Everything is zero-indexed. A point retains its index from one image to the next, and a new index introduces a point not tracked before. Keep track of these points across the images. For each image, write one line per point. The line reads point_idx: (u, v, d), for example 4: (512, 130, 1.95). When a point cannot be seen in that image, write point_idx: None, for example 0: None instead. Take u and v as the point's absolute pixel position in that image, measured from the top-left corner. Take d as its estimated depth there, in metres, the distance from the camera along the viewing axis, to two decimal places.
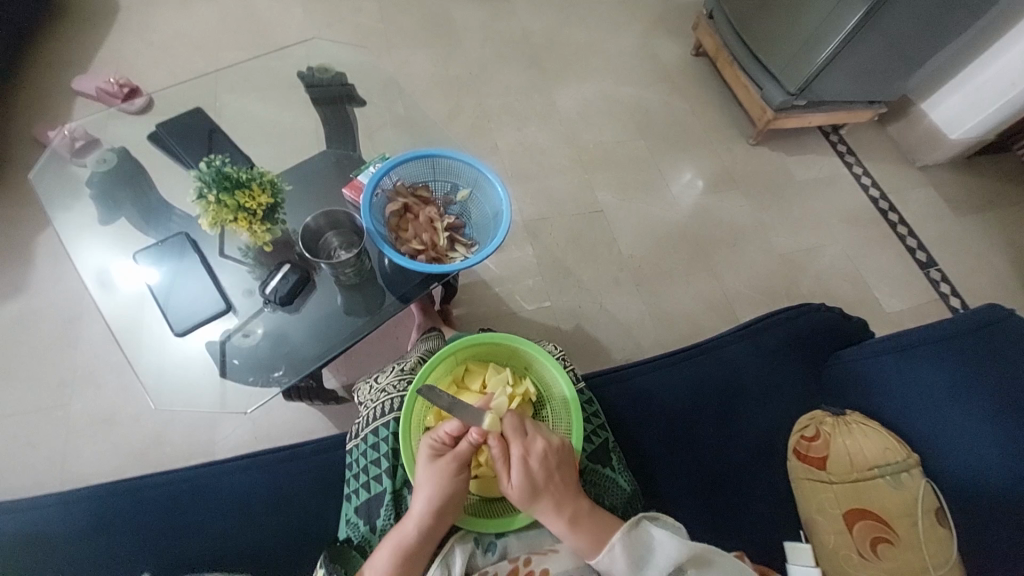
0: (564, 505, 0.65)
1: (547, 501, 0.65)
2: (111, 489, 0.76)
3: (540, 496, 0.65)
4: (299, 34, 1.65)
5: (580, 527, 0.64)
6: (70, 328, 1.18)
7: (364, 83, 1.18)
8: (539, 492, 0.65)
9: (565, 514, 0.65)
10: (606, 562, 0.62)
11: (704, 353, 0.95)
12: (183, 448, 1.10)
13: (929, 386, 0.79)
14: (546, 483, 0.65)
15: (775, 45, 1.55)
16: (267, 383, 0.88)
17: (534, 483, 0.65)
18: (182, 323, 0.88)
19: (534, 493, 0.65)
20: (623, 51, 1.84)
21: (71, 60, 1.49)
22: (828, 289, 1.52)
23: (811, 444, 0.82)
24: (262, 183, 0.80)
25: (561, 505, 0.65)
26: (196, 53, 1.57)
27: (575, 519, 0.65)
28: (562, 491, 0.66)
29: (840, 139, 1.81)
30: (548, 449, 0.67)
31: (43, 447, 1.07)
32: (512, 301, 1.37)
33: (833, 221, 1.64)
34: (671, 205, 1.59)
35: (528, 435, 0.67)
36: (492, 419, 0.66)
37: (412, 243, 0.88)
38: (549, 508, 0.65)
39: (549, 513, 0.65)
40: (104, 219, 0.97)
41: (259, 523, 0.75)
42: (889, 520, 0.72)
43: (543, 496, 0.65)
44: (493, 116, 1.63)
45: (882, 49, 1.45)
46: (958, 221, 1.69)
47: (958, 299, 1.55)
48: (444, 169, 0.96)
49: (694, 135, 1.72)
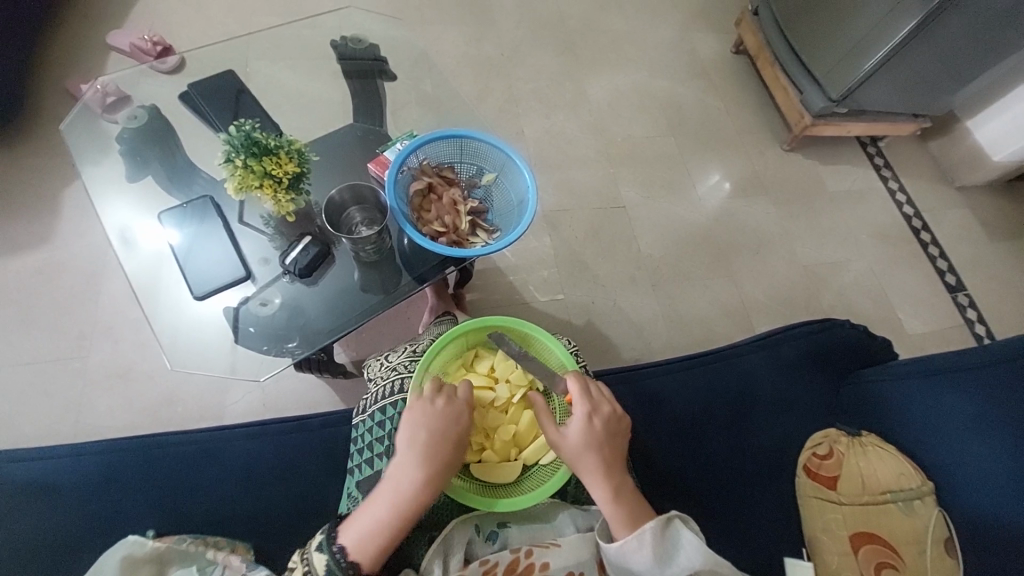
0: (613, 474, 0.65)
1: (599, 464, 0.65)
2: (128, 443, 0.78)
3: (594, 454, 0.65)
4: (333, 3, 1.63)
5: (621, 499, 0.64)
6: (92, 282, 1.20)
7: (395, 57, 1.16)
8: (593, 453, 0.65)
9: (612, 482, 0.64)
10: (632, 545, 0.61)
11: (719, 360, 0.94)
12: (194, 409, 1.12)
13: (952, 416, 0.77)
14: (602, 446, 0.66)
15: (821, 48, 1.49)
16: (280, 353, 0.88)
17: (592, 441, 0.65)
18: (201, 286, 0.89)
19: (588, 452, 0.65)
20: (660, 43, 1.79)
21: (107, 15, 1.50)
22: (850, 305, 1.48)
23: (823, 462, 0.82)
24: (289, 152, 0.79)
25: (611, 471, 0.65)
26: (229, 15, 1.56)
27: (619, 490, 0.64)
28: (613, 460, 0.66)
29: (878, 151, 1.75)
30: (611, 416, 0.68)
31: (59, 395, 1.10)
32: (525, 290, 1.36)
33: (862, 236, 1.59)
34: (695, 206, 1.55)
35: (592, 398, 0.69)
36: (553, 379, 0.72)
37: (433, 224, 0.87)
38: (597, 472, 0.65)
39: (595, 477, 0.64)
40: (130, 176, 0.97)
41: (263, 489, 0.77)
42: (896, 546, 0.72)
43: (596, 458, 0.65)
44: (522, 101, 1.60)
45: (934, 60, 1.38)
46: (993, 246, 1.63)
47: (984, 327, 1.50)
48: (471, 151, 0.94)
49: (725, 136, 1.68)
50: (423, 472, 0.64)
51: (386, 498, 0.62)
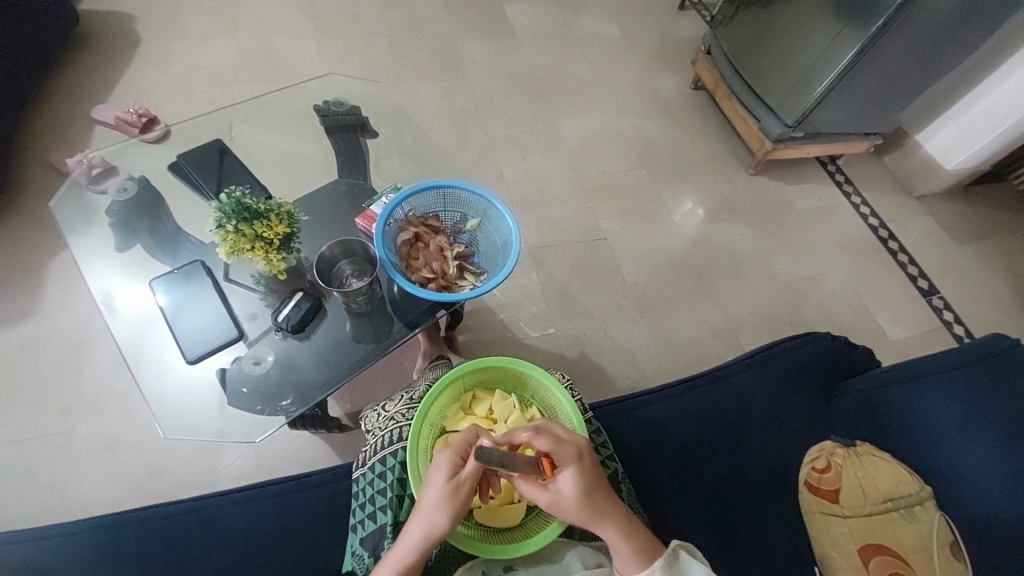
0: (617, 508, 0.64)
1: (604, 504, 0.63)
2: (117, 518, 0.76)
3: (597, 495, 0.63)
4: (312, 68, 1.71)
5: (630, 533, 0.63)
6: (78, 352, 1.19)
7: (375, 114, 1.22)
8: (595, 493, 0.63)
9: (619, 516, 0.63)
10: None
11: (711, 382, 0.95)
12: (184, 477, 1.09)
13: (941, 418, 0.79)
14: (601, 483, 0.64)
15: (773, 80, 1.60)
16: (274, 412, 0.87)
17: (591, 480, 0.63)
18: (194, 349, 0.89)
19: (591, 495, 0.63)
20: (625, 84, 1.91)
21: (92, 91, 1.55)
22: (831, 317, 1.53)
23: (823, 476, 0.83)
24: (279, 214, 0.82)
25: (614, 505, 0.64)
26: (213, 85, 1.63)
27: (625, 524, 0.63)
28: (613, 493, 0.65)
29: (837, 168, 1.85)
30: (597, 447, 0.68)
31: (43, 474, 1.06)
32: (516, 327, 1.37)
33: (834, 250, 1.66)
34: (673, 233, 1.61)
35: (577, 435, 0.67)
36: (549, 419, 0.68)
37: (422, 271, 0.89)
38: (604, 511, 0.63)
39: (603, 517, 0.62)
40: (120, 246, 0.99)
41: (261, 556, 0.74)
42: (905, 554, 0.72)
43: (600, 497, 0.63)
44: (498, 146, 1.67)
45: (876, 84, 1.50)
46: (957, 249, 1.71)
47: (962, 327, 1.55)
48: (454, 199, 0.98)
49: (694, 165, 1.77)
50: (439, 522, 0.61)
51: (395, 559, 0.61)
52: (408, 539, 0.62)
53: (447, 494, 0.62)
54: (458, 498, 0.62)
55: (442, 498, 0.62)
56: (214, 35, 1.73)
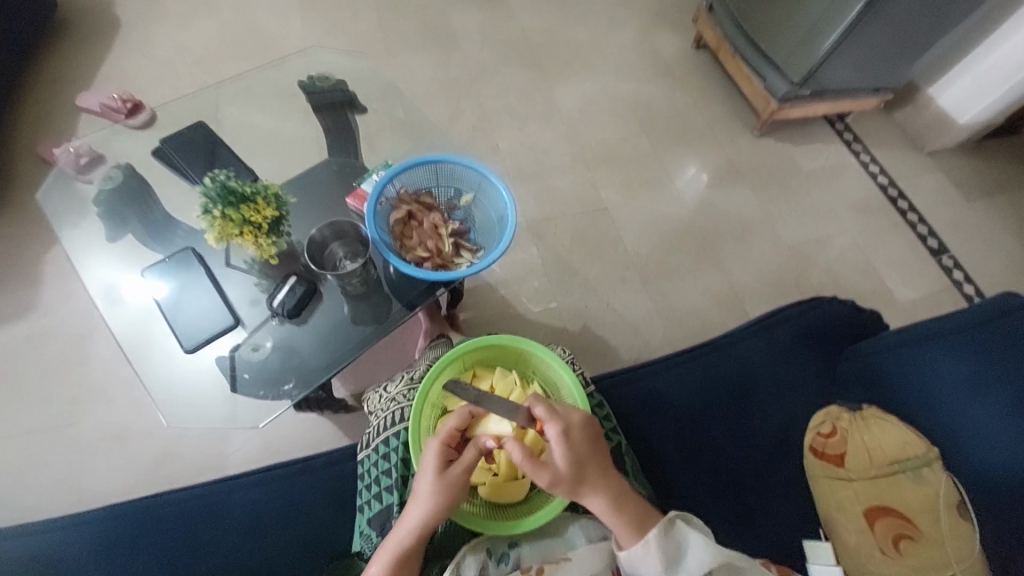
0: (605, 480, 0.64)
1: (592, 478, 0.64)
2: (128, 506, 0.77)
3: (585, 471, 0.63)
4: (298, 43, 1.65)
5: (620, 504, 0.64)
6: (83, 344, 1.19)
7: (363, 88, 1.18)
8: (584, 470, 0.63)
9: (607, 489, 0.64)
10: (638, 554, 0.62)
11: (714, 351, 0.94)
12: (196, 462, 1.11)
13: (949, 380, 0.77)
14: (589, 459, 0.64)
15: (777, 37, 1.53)
16: (278, 397, 0.88)
17: (579, 457, 0.63)
18: (192, 337, 0.89)
19: (579, 471, 0.63)
20: (623, 46, 1.83)
21: (74, 77, 1.51)
22: (838, 280, 1.50)
23: (828, 441, 0.82)
24: (267, 198, 0.79)
25: (602, 478, 0.64)
26: (196, 65, 1.58)
27: (615, 496, 0.64)
28: (601, 467, 0.65)
29: (846, 126, 1.79)
30: (584, 423, 0.67)
31: (59, 463, 1.09)
32: (518, 302, 1.36)
33: (842, 211, 1.61)
34: (676, 200, 1.57)
35: (561, 413, 0.66)
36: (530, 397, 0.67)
37: (417, 250, 0.88)
38: (593, 484, 0.63)
39: (591, 489, 0.63)
40: (110, 236, 0.97)
41: (272, 537, 0.76)
42: (911, 516, 0.71)
43: (588, 472, 0.63)
44: (493, 117, 1.62)
45: (887, 36, 1.42)
46: (970, 206, 1.66)
47: (972, 286, 1.52)
48: (447, 174, 0.95)
49: (697, 128, 1.71)
50: (438, 504, 0.62)
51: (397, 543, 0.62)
52: (409, 522, 0.62)
53: (442, 480, 0.63)
54: (454, 481, 0.63)
55: (439, 484, 0.62)
56: (194, 12, 1.66)
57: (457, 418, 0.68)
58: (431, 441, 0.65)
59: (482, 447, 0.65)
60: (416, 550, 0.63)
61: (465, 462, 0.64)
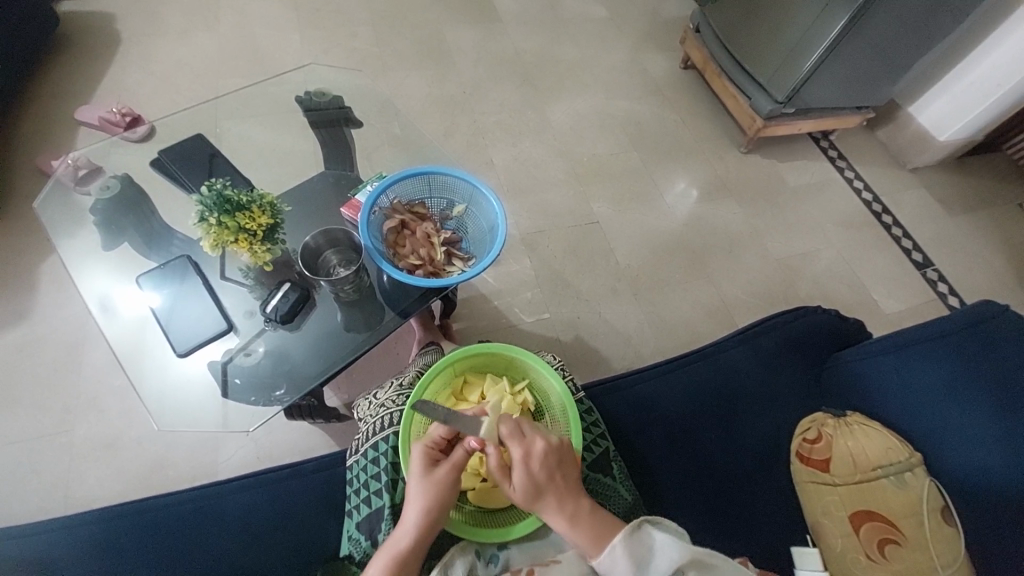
0: (566, 503, 0.63)
1: (552, 500, 0.63)
2: (115, 511, 0.76)
3: (544, 494, 0.63)
4: (296, 60, 1.70)
5: (581, 522, 0.63)
6: (75, 353, 1.19)
7: (361, 104, 1.21)
8: (542, 492, 0.63)
9: (566, 510, 0.63)
10: (608, 563, 0.61)
11: (702, 358, 0.96)
12: (186, 472, 1.10)
13: (927, 384, 0.80)
14: (548, 484, 0.63)
15: (762, 57, 1.58)
16: (269, 403, 0.88)
17: (537, 482, 0.63)
18: (185, 343, 0.89)
19: (538, 492, 0.63)
20: (614, 66, 1.89)
21: (76, 90, 1.54)
22: (825, 292, 1.53)
23: (813, 447, 0.83)
24: (263, 206, 0.81)
25: (563, 502, 0.63)
26: (197, 80, 1.61)
27: (576, 516, 0.63)
28: (563, 491, 0.64)
29: (830, 144, 1.84)
30: (548, 449, 0.65)
31: (46, 472, 1.07)
32: (511, 313, 1.38)
33: (828, 225, 1.65)
34: (666, 214, 1.61)
35: (525, 437, 0.65)
36: (490, 426, 0.65)
37: (409, 258, 0.89)
38: (552, 505, 0.63)
39: (550, 510, 0.63)
40: (107, 245, 0.98)
41: (261, 542, 0.75)
42: (894, 520, 0.72)
43: (547, 495, 0.63)
44: (488, 133, 1.66)
45: (866, 56, 1.48)
46: (951, 221, 1.70)
47: (957, 297, 1.55)
48: (440, 185, 0.98)
49: (686, 145, 1.75)
50: (434, 500, 0.63)
51: (396, 546, 0.61)
52: (406, 523, 0.62)
53: (428, 484, 0.63)
54: (441, 485, 0.63)
55: (427, 487, 0.63)
56: (195, 30, 1.71)
57: (443, 426, 0.69)
58: (416, 445, 0.67)
59: (469, 446, 0.66)
60: (416, 555, 0.62)
61: (454, 463, 0.65)
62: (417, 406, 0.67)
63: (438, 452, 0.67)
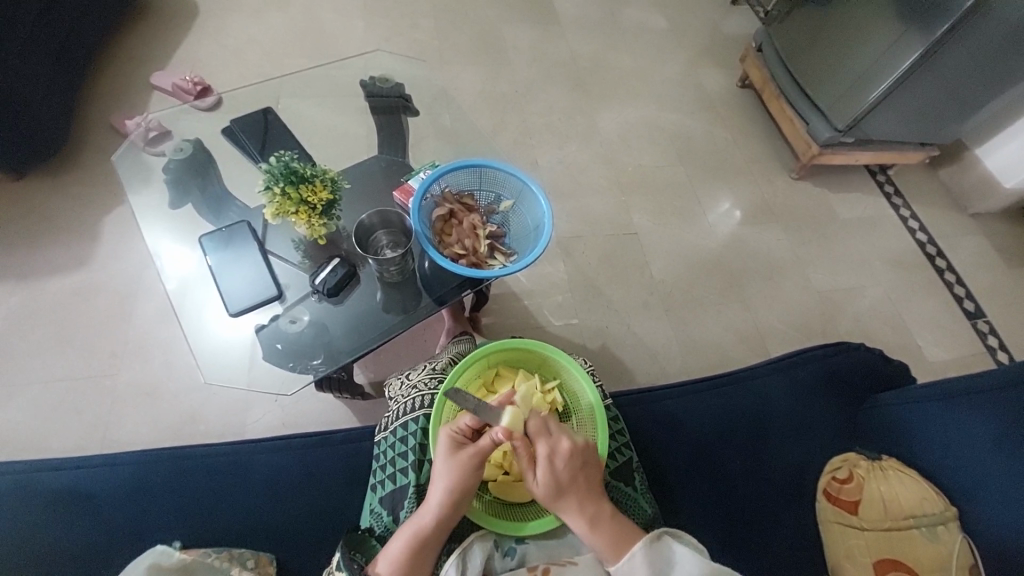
0: (587, 505, 0.64)
1: (573, 501, 0.64)
2: (156, 455, 0.81)
3: (564, 495, 0.64)
4: (358, 46, 1.75)
5: (601, 528, 0.63)
6: (126, 303, 1.26)
7: (418, 94, 1.24)
8: (564, 492, 0.64)
9: (586, 513, 0.63)
10: (626, 570, 0.60)
11: (736, 382, 0.94)
12: (217, 428, 1.15)
13: (972, 436, 0.76)
14: (570, 485, 0.64)
15: (825, 82, 1.54)
16: (305, 370, 0.91)
17: (559, 482, 0.64)
18: (238, 303, 0.93)
19: (559, 493, 0.64)
20: (669, 78, 1.87)
21: (152, 56, 1.62)
22: (866, 331, 1.48)
23: (843, 487, 0.81)
24: (324, 181, 0.84)
25: (583, 504, 0.64)
26: (264, 57, 1.68)
27: (596, 520, 0.63)
28: (584, 493, 0.64)
29: (887, 179, 1.77)
30: (573, 449, 0.65)
31: (88, 411, 1.14)
32: (540, 314, 1.38)
33: (876, 262, 1.59)
34: (707, 233, 1.58)
35: (551, 435, 0.66)
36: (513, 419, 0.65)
37: (454, 247, 0.91)
38: (572, 507, 0.63)
39: (571, 512, 0.63)
40: (173, 203, 1.04)
41: (286, 503, 0.78)
42: (922, 574, 0.70)
43: (568, 496, 0.64)
44: (535, 134, 1.67)
45: (937, 93, 1.42)
46: (1010, 272, 1.62)
47: (1007, 353, 1.47)
48: (490, 179, 0.99)
49: (735, 165, 1.72)
50: (462, 479, 0.64)
51: (415, 523, 0.63)
52: (432, 501, 0.64)
53: (452, 466, 0.65)
54: (466, 467, 0.65)
55: (453, 468, 0.64)
56: (267, 9, 1.78)
57: (469, 416, 0.70)
58: (443, 429, 0.69)
59: (495, 437, 0.65)
60: (437, 539, 0.63)
61: (478, 450, 0.66)
62: (449, 393, 0.67)
63: (463, 439, 0.68)
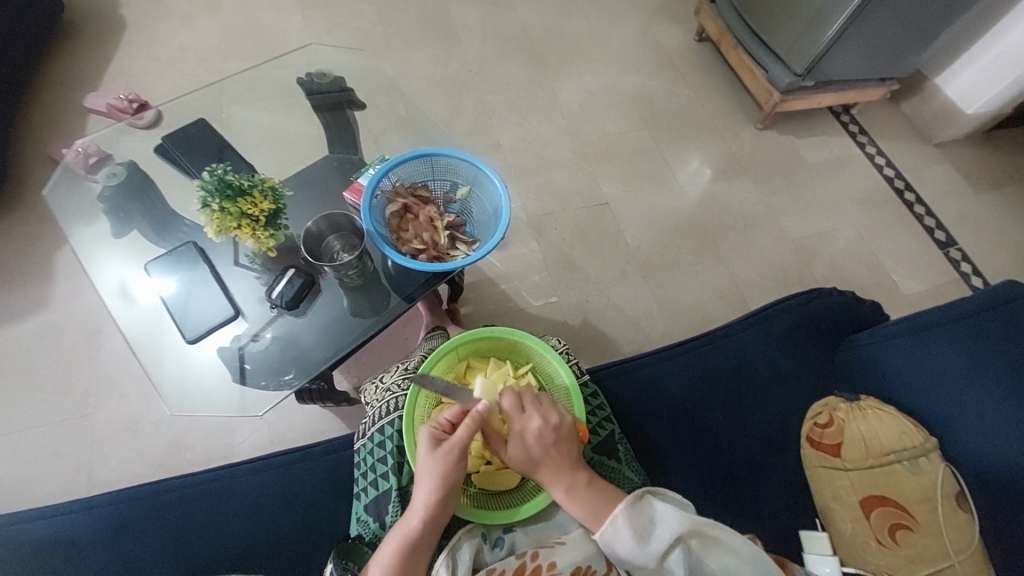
0: (561, 476, 0.65)
1: (548, 473, 0.66)
2: (134, 492, 0.79)
3: (540, 467, 0.66)
4: (299, 41, 1.67)
5: (576, 496, 0.65)
6: (92, 340, 1.22)
7: (363, 86, 1.18)
8: (538, 464, 0.66)
9: (562, 482, 0.65)
10: (610, 532, 0.61)
11: (712, 342, 0.94)
12: (204, 453, 1.13)
13: (945, 366, 0.77)
14: (543, 458, 0.66)
15: (780, 27, 1.51)
16: (279, 387, 0.89)
17: (532, 456, 0.66)
18: (195, 329, 0.90)
19: (534, 465, 0.66)
20: (625, 40, 1.82)
21: (82, 77, 1.54)
22: (842, 273, 1.49)
23: (825, 431, 0.82)
24: (263, 191, 0.81)
25: (558, 475, 0.65)
26: (201, 65, 1.60)
27: (571, 489, 0.65)
28: (559, 465, 0.66)
29: (852, 118, 1.77)
30: (545, 427, 0.66)
31: (70, 454, 1.11)
32: (519, 297, 1.37)
33: (846, 203, 1.60)
34: (678, 194, 1.57)
35: (523, 412, 0.67)
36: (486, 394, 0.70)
37: (412, 242, 0.89)
38: (548, 478, 0.66)
39: (548, 482, 0.66)
40: (115, 232, 0.99)
41: (273, 523, 0.77)
42: (907, 505, 0.71)
43: (542, 468, 0.66)
44: (494, 113, 1.62)
45: (891, 26, 1.40)
46: (977, 197, 1.63)
47: (980, 278, 1.50)
48: (443, 167, 0.96)
49: (699, 122, 1.70)
50: (444, 477, 0.63)
51: (409, 525, 0.63)
52: (420, 502, 0.63)
53: (434, 465, 0.64)
54: (450, 464, 0.64)
55: (435, 469, 0.64)
56: (198, 13, 1.68)
57: (450, 410, 0.69)
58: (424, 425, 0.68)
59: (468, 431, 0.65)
60: (428, 541, 0.63)
61: (455, 447, 0.64)
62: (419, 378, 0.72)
63: (443, 434, 0.67)
